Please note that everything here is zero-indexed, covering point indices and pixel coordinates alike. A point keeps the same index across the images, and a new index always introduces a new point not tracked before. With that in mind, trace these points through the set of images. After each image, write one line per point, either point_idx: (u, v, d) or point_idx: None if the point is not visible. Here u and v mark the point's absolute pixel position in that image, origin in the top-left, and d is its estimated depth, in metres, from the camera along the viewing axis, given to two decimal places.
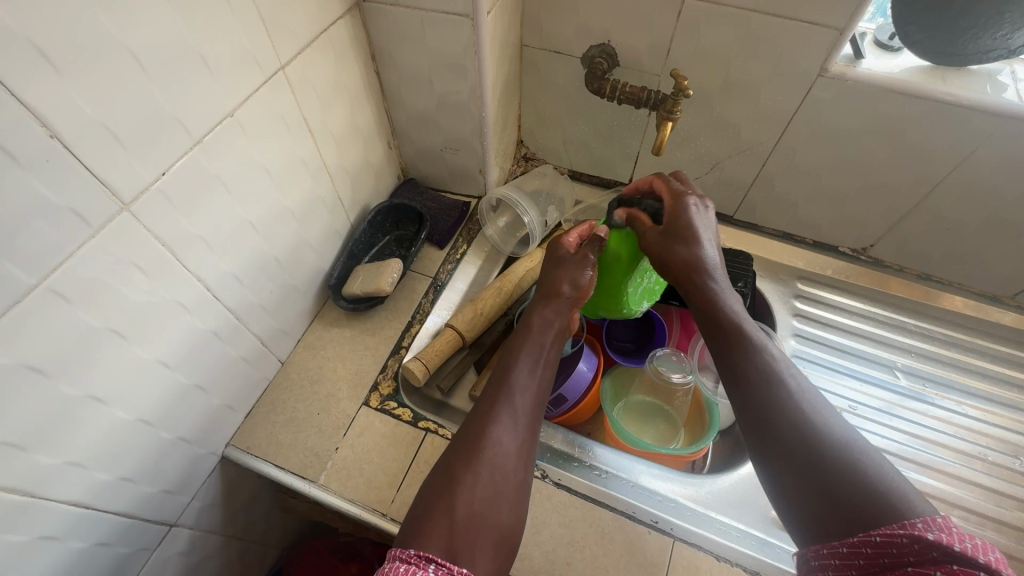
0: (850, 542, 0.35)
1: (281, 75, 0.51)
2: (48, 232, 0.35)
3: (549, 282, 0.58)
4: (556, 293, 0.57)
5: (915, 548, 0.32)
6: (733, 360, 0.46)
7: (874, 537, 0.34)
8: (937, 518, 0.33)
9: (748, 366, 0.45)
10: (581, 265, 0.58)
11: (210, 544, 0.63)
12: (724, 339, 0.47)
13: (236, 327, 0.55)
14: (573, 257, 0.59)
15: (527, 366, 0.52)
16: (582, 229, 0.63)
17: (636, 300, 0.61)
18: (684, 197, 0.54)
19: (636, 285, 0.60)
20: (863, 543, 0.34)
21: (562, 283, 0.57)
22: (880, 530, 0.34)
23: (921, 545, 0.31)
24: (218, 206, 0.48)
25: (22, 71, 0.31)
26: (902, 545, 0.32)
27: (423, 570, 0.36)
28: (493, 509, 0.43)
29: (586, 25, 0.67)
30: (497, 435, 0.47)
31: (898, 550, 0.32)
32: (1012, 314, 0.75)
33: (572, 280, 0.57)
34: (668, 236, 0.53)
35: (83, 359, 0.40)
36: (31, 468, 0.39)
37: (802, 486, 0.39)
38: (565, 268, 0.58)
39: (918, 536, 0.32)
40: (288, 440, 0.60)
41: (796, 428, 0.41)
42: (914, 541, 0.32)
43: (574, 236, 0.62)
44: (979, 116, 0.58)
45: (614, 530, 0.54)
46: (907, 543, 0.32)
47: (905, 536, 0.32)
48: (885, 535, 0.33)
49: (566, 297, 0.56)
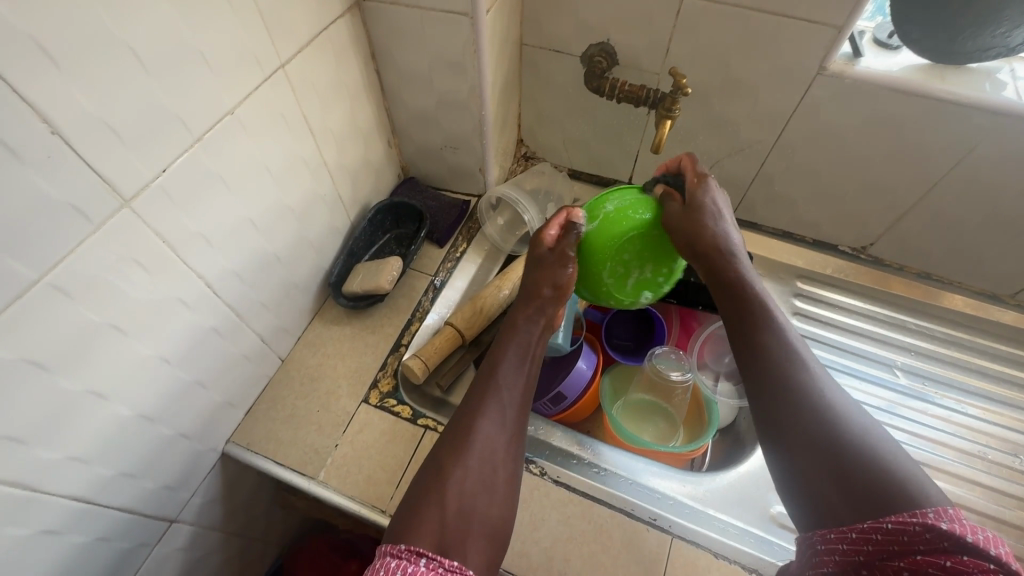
0: (860, 528, 0.35)
1: (281, 72, 0.51)
2: (51, 229, 0.36)
3: (530, 282, 0.57)
4: (537, 294, 0.56)
5: (926, 537, 0.32)
6: None
7: (885, 525, 0.34)
8: (945, 509, 0.33)
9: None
10: (561, 263, 0.55)
11: (210, 540, 0.63)
12: (746, 330, 0.48)
13: (236, 325, 0.55)
14: (552, 256, 0.56)
15: (512, 363, 0.52)
16: (559, 218, 0.57)
17: (624, 292, 0.54)
18: (708, 177, 0.55)
19: (613, 273, 0.53)
20: (873, 529, 0.34)
21: (543, 285, 0.56)
22: (890, 516, 0.34)
23: (933, 534, 0.32)
24: (218, 202, 0.48)
25: (23, 65, 0.32)
26: (913, 533, 0.33)
27: (414, 565, 0.37)
28: (483, 501, 0.44)
29: (585, 24, 0.68)
30: (484, 431, 0.47)
31: (908, 538, 0.33)
32: (1013, 312, 0.75)
33: (553, 280, 0.56)
34: (693, 207, 0.52)
35: (83, 353, 0.40)
36: (33, 461, 0.39)
37: (809, 473, 0.39)
38: (545, 268, 0.56)
39: (931, 526, 0.32)
40: (287, 436, 0.60)
41: (810, 423, 0.41)
42: (925, 530, 0.32)
43: (553, 229, 0.56)
44: (979, 114, 0.58)
45: (612, 526, 0.55)
46: (918, 531, 0.33)
47: (917, 524, 0.33)
48: (897, 523, 0.34)
49: (547, 298, 0.56)
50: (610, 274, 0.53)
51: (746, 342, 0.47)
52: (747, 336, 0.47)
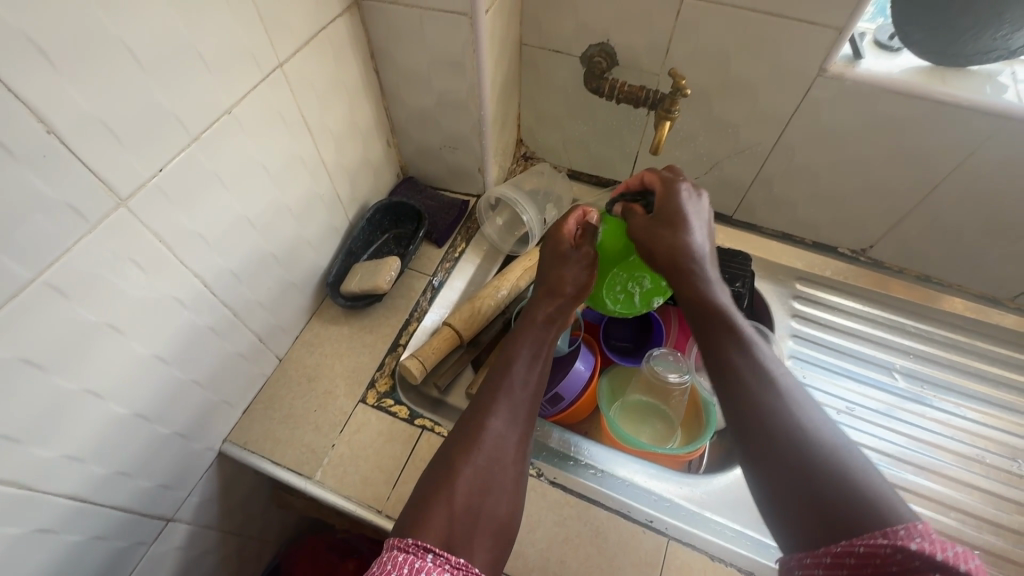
0: (833, 551, 0.34)
1: (279, 72, 0.51)
2: (45, 227, 0.36)
3: (552, 277, 0.57)
4: (559, 292, 0.56)
5: (898, 557, 0.31)
6: (722, 360, 0.45)
7: (857, 547, 0.33)
8: (917, 526, 0.33)
9: (738, 365, 0.44)
10: (581, 262, 0.57)
11: (207, 538, 0.64)
12: (716, 331, 0.46)
13: (233, 323, 0.55)
14: (576, 253, 0.57)
15: (526, 360, 0.52)
16: (577, 213, 0.61)
17: (635, 306, 0.59)
18: (676, 183, 0.54)
19: (618, 298, 0.59)
20: (846, 552, 0.34)
21: (565, 282, 0.56)
22: (863, 538, 0.33)
23: (904, 554, 0.31)
24: (216, 201, 0.48)
25: (22, 67, 0.32)
26: (884, 555, 0.32)
27: (422, 559, 0.36)
28: (491, 500, 0.44)
29: (585, 25, 0.68)
30: (495, 427, 0.47)
31: (880, 559, 0.32)
32: (1013, 316, 0.75)
33: (574, 279, 0.56)
34: (655, 220, 0.52)
35: (78, 351, 0.40)
36: (29, 460, 0.39)
37: (786, 494, 0.39)
38: (567, 265, 0.57)
39: (901, 546, 0.31)
40: (284, 436, 0.60)
41: (789, 437, 0.40)
42: (896, 550, 0.31)
43: (571, 222, 0.60)
44: (980, 118, 0.58)
45: (608, 529, 0.55)
46: (889, 552, 0.32)
47: (887, 545, 0.32)
48: (867, 545, 0.33)
49: (569, 297, 0.55)
50: (616, 300, 0.59)
51: (715, 351, 0.46)
52: (724, 342, 0.46)
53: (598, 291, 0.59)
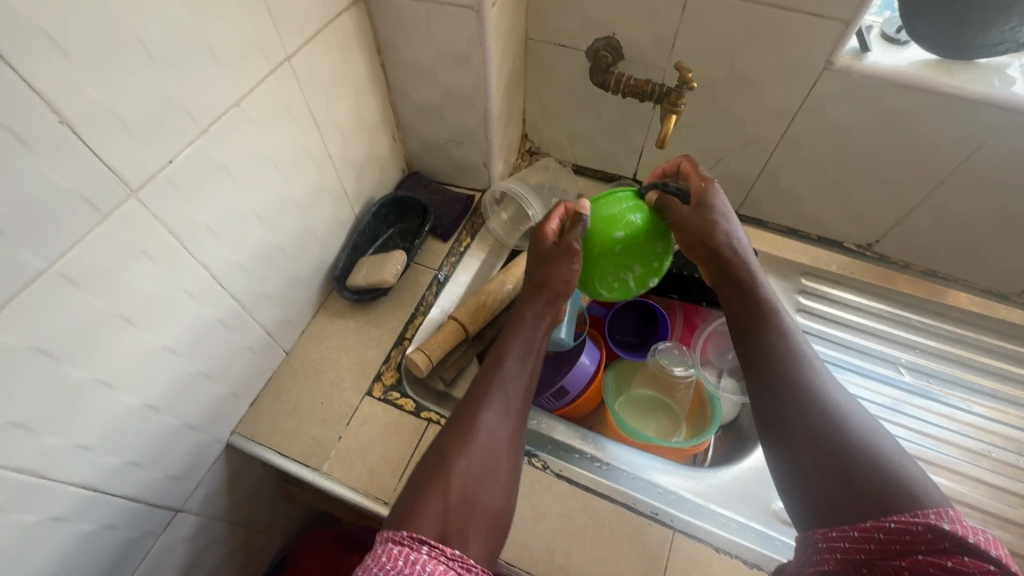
0: (862, 527, 0.36)
1: (287, 65, 0.51)
2: (57, 218, 0.36)
3: (538, 274, 0.55)
4: (547, 288, 0.54)
5: (929, 536, 0.33)
6: (756, 348, 0.47)
7: (888, 524, 0.35)
8: (946, 510, 0.34)
9: (771, 355, 0.46)
10: (569, 258, 0.53)
11: (214, 530, 0.64)
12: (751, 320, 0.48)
13: (241, 316, 0.55)
14: (557, 250, 0.54)
15: (518, 355, 0.52)
16: (559, 212, 0.58)
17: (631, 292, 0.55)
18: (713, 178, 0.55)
19: (612, 287, 0.55)
20: (876, 528, 0.35)
21: (553, 279, 0.54)
22: (894, 516, 0.35)
23: (935, 534, 0.33)
24: (225, 194, 0.48)
25: (35, 57, 0.32)
26: (917, 533, 0.33)
27: (417, 552, 0.37)
28: (485, 492, 0.44)
29: (591, 18, 0.67)
30: (488, 421, 0.47)
31: (911, 536, 0.33)
32: (1019, 311, 0.75)
33: (562, 275, 0.53)
34: (704, 208, 0.52)
35: (90, 342, 0.41)
36: (40, 449, 0.40)
37: (813, 475, 0.39)
38: (553, 262, 0.54)
39: (934, 526, 0.33)
40: (292, 428, 0.60)
41: (818, 423, 0.41)
42: (930, 530, 0.33)
43: (553, 222, 0.57)
44: (988, 111, 0.58)
45: (614, 521, 0.55)
46: (921, 531, 0.33)
47: (920, 524, 0.33)
48: (900, 523, 0.34)
49: (557, 293, 0.54)
50: (611, 290, 0.55)
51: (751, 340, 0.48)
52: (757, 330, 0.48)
53: (590, 285, 0.55)
